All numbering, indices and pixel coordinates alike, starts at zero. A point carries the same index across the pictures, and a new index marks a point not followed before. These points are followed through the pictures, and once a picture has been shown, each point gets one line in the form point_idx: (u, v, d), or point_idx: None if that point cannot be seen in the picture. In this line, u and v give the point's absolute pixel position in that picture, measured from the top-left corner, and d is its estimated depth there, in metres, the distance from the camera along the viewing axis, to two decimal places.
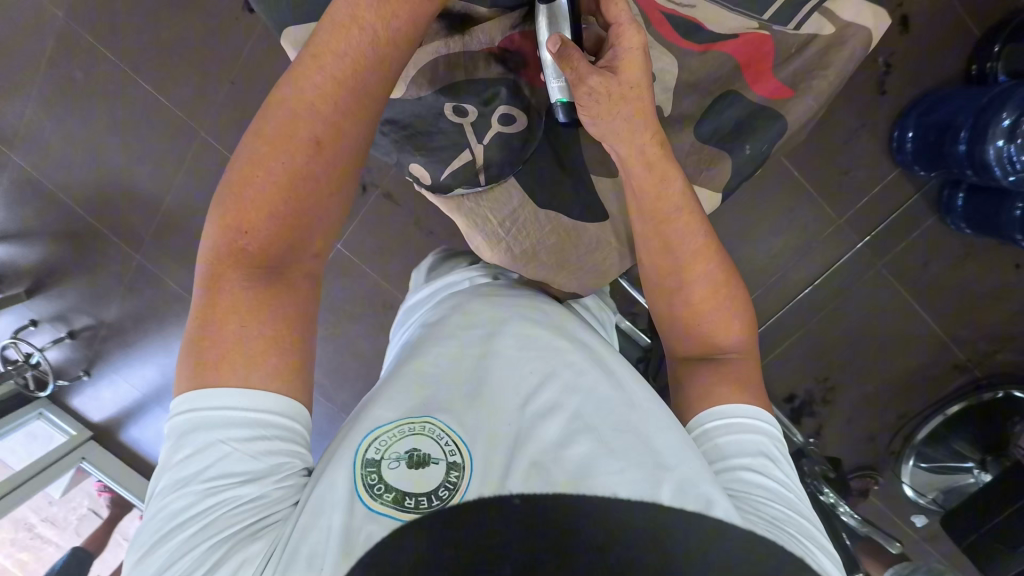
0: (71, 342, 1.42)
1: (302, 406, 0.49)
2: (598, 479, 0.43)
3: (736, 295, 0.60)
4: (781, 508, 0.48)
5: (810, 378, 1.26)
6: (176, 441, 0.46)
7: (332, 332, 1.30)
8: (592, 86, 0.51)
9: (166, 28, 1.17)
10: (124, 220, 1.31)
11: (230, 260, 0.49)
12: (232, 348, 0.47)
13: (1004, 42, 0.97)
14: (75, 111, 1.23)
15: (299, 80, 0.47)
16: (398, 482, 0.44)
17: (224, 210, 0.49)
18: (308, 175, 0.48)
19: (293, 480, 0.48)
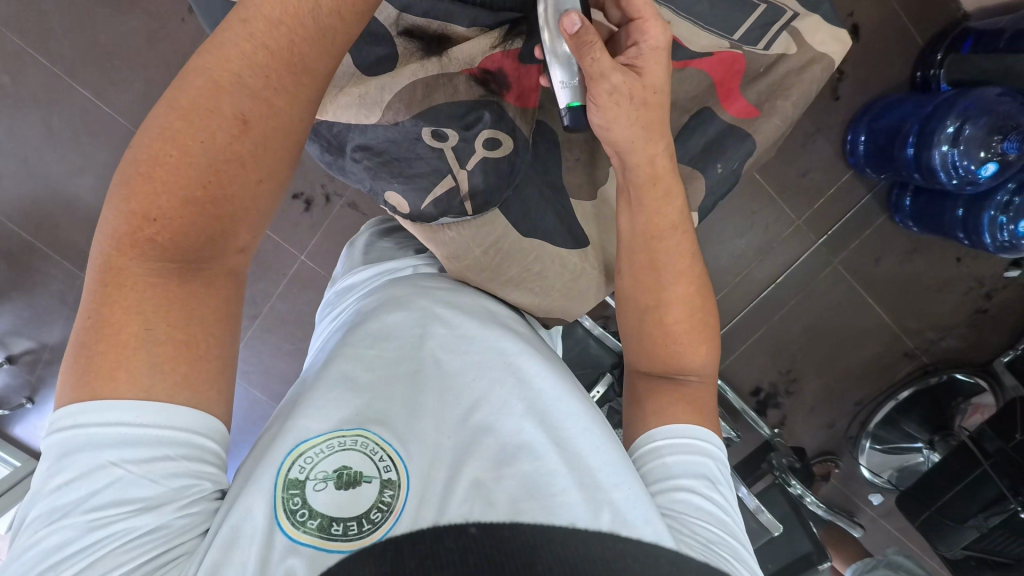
0: (10, 368, 1.30)
1: (215, 417, 0.40)
2: (538, 504, 0.40)
3: (707, 324, 0.61)
4: (714, 531, 0.48)
5: (774, 372, 1.30)
6: (50, 461, 0.37)
7: (301, 347, 1.25)
8: (614, 83, 0.51)
9: (102, 30, 1.09)
10: (66, 235, 1.22)
11: (129, 253, 0.39)
12: (132, 354, 0.38)
13: (945, 51, 1.05)
14: (3, 119, 1.13)
15: (221, 47, 0.37)
16: (327, 506, 0.39)
17: (122, 190, 0.39)
18: (234, 157, 0.38)
19: (201, 506, 0.40)
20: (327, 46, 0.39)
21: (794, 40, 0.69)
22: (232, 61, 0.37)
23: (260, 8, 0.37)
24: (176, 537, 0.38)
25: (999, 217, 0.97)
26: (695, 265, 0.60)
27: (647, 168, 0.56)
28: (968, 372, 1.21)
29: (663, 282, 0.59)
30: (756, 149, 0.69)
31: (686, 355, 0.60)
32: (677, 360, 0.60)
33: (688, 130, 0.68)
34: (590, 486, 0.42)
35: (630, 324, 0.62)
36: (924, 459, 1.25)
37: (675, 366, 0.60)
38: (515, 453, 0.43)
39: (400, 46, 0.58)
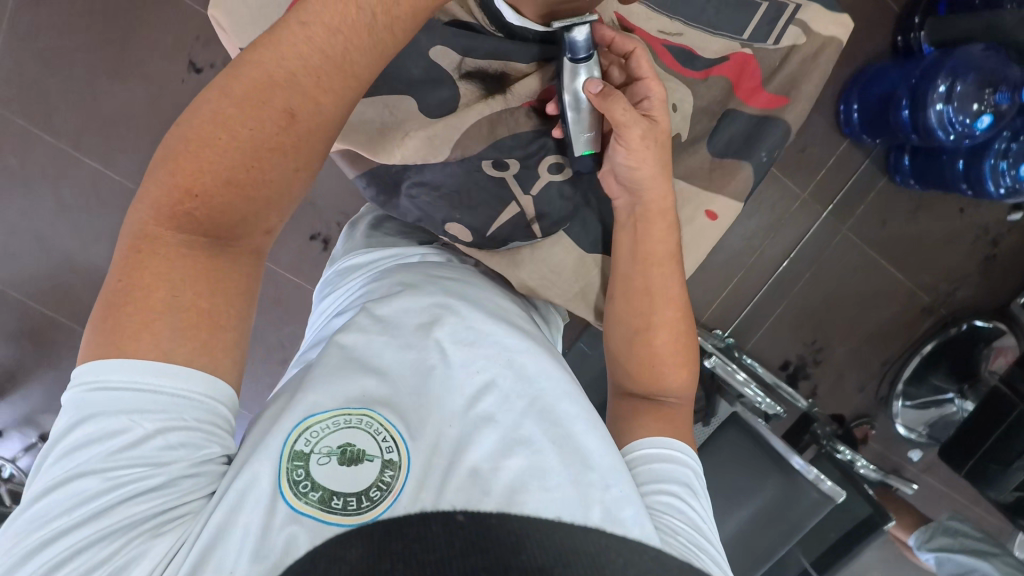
0: None
1: (230, 384, 0.41)
2: (529, 495, 0.41)
3: (690, 354, 0.63)
4: (692, 535, 0.48)
5: (800, 343, 1.26)
6: (77, 417, 0.37)
7: None
8: (642, 130, 0.57)
9: None
10: None
11: (162, 221, 0.39)
12: (157, 317, 0.38)
13: (923, 15, 1.06)
14: None
15: (277, 44, 0.38)
16: (329, 480, 0.40)
17: (166, 160, 0.39)
18: (275, 147, 0.39)
19: (211, 467, 0.41)
20: (379, 53, 0.40)
21: (802, 30, 0.70)
22: (291, 60, 0.38)
23: (319, 11, 0.38)
24: (183, 495, 0.39)
25: (1000, 163, 1.03)
26: (682, 293, 0.63)
27: (660, 203, 0.61)
28: (988, 318, 1.18)
29: (653, 308, 0.62)
30: (790, 130, 0.71)
31: (668, 375, 0.61)
32: (661, 380, 0.61)
33: (720, 129, 0.70)
34: (585, 480, 0.43)
35: (619, 333, 0.63)
36: (956, 408, 1.23)
37: (656, 387, 0.61)
38: (512, 444, 0.44)
39: (461, 87, 0.61)
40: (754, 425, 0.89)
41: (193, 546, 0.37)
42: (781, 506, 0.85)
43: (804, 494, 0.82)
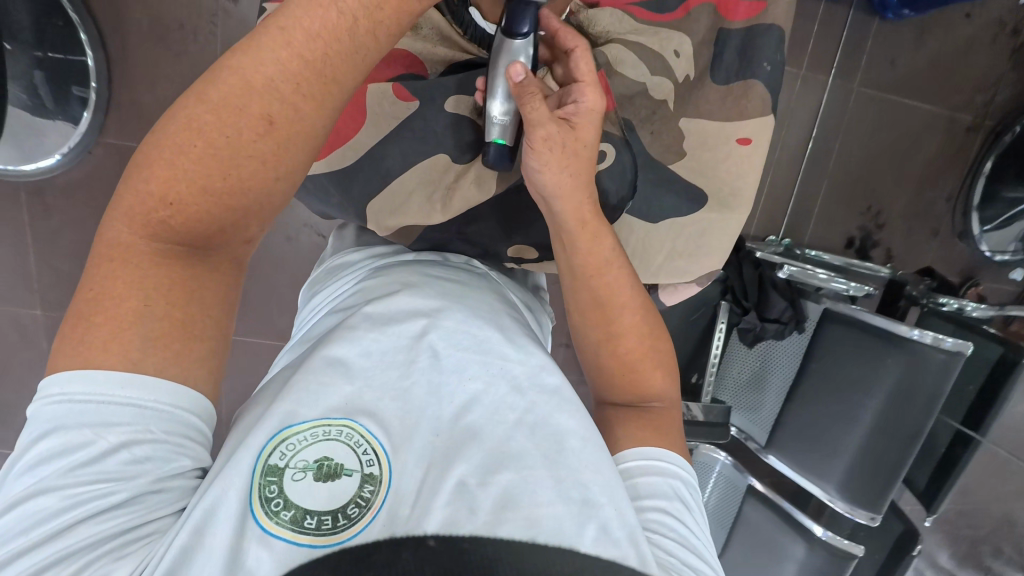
0: None
1: (202, 393, 0.40)
2: (520, 510, 0.42)
3: (661, 351, 0.65)
4: (688, 553, 0.49)
5: (858, 216, 1.43)
6: (38, 429, 0.36)
7: None
8: (547, 132, 0.55)
9: None
10: None
11: (138, 231, 0.38)
12: (126, 330, 0.37)
13: None
14: None
15: (254, 49, 0.37)
16: (302, 499, 0.40)
17: (139, 169, 0.38)
18: (253, 152, 0.38)
19: (180, 481, 0.40)
20: (356, 64, 0.39)
21: None
22: (266, 63, 0.37)
23: (298, 16, 0.37)
24: (150, 511, 0.38)
25: None
26: (636, 294, 0.64)
27: (573, 214, 0.61)
28: None
29: (611, 314, 0.64)
30: (784, 28, 0.72)
31: (650, 381, 0.63)
32: (642, 386, 0.63)
33: (719, 55, 0.74)
34: (574, 500, 0.44)
35: (586, 331, 0.65)
36: None
37: (636, 394, 0.63)
38: (502, 460, 0.45)
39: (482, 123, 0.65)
40: (846, 315, 1.06)
41: (161, 563, 0.36)
42: (908, 382, 0.96)
43: (930, 361, 0.94)
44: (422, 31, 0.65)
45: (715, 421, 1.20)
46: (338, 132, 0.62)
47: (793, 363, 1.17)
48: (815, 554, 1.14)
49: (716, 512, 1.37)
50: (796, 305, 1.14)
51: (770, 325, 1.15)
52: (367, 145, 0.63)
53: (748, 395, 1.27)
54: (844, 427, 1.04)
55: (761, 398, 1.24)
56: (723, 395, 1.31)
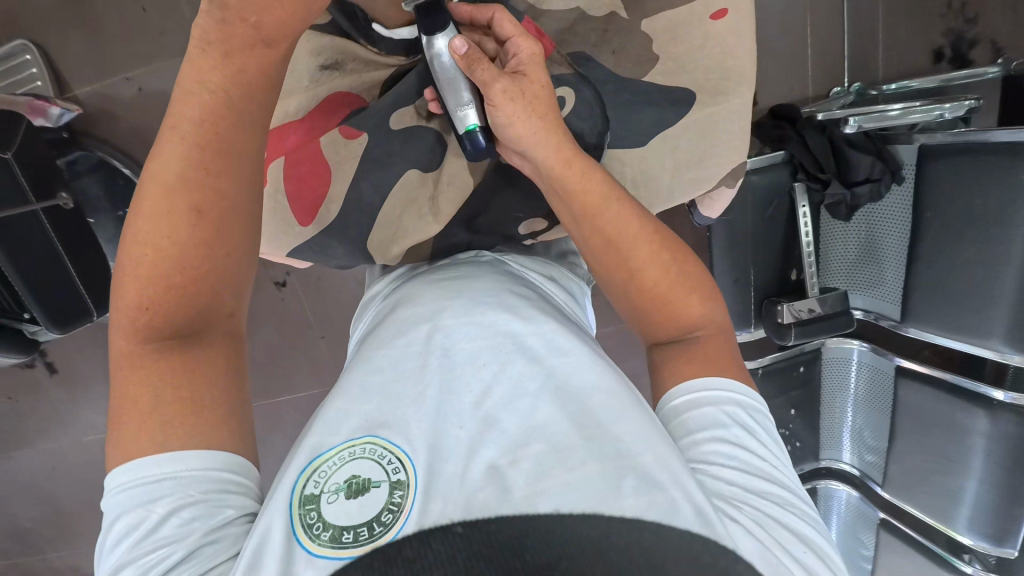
0: None
1: (227, 451, 0.45)
2: (554, 477, 0.42)
3: (693, 275, 0.61)
4: (747, 477, 0.50)
5: (937, 20, 1.19)
6: (112, 516, 0.43)
7: None
8: (504, 85, 0.54)
9: None
10: None
11: (133, 340, 0.46)
12: (147, 421, 0.44)
13: None
14: None
15: (157, 156, 0.46)
16: (336, 517, 0.42)
17: (119, 290, 0.47)
18: (195, 241, 0.46)
19: (232, 529, 0.44)
20: (239, 119, 0.46)
21: None
22: (175, 163, 0.45)
23: (183, 114, 0.45)
24: (207, 563, 0.42)
25: None
26: (646, 223, 0.60)
27: (558, 158, 0.57)
28: None
29: (626, 253, 0.59)
30: None
31: (690, 310, 0.60)
32: (677, 317, 0.60)
33: None
34: (609, 451, 0.45)
35: (607, 279, 0.62)
36: None
37: (677, 327, 0.60)
38: (528, 435, 0.46)
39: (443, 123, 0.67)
40: (951, 142, 0.88)
41: None
42: None
43: None
44: (349, 67, 0.69)
45: (833, 311, 1.07)
46: (314, 190, 0.67)
47: (903, 217, 0.99)
48: (1002, 423, 0.94)
49: (865, 399, 1.18)
50: (885, 156, 0.98)
51: (861, 189, 0.98)
52: (341, 195, 0.67)
53: (862, 271, 1.08)
54: (994, 271, 0.87)
55: (879, 270, 1.05)
56: (833, 281, 1.13)
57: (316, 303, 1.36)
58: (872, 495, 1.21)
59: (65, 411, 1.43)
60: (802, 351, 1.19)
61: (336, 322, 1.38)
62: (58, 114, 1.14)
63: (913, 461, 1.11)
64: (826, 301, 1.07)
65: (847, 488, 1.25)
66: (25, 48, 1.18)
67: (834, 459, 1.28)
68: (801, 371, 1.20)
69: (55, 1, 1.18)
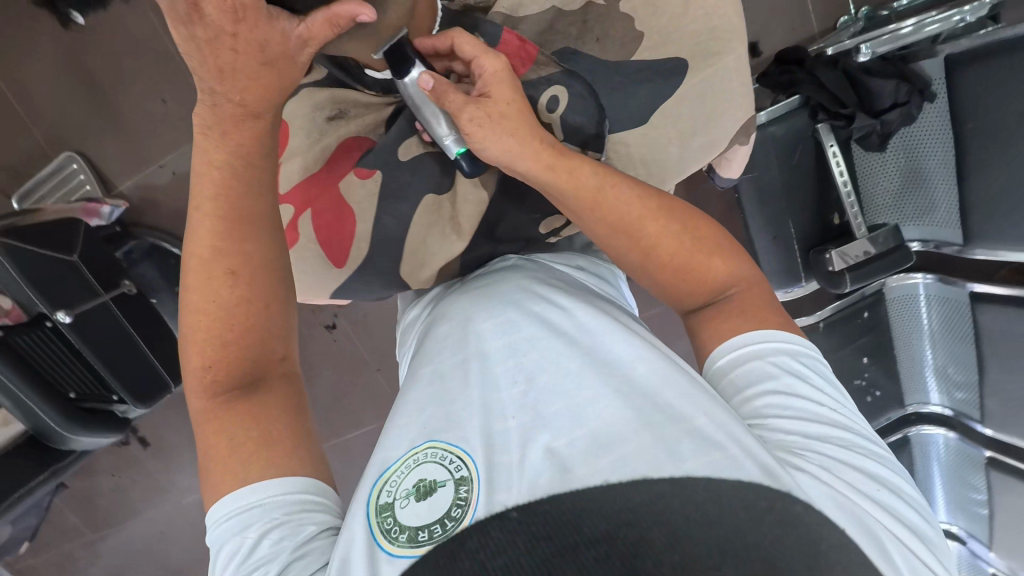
0: None
1: (302, 476, 0.50)
2: (611, 452, 0.44)
3: (711, 238, 0.62)
4: (810, 423, 0.50)
5: None
6: (217, 550, 0.48)
7: None
8: (471, 114, 0.58)
9: None
10: None
11: (204, 397, 0.53)
12: (227, 462, 0.49)
13: None
14: None
15: (193, 236, 0.54)
16: (411, 520, 0.44)
17: (187, 356, 0.54)
18: (240, 301, 0.54)
19: (318, 543, 0.47)
20: (247, 184, 0.54)
21: None
22: (207, 239, 0.54)
23: (201, 193, 0.53)
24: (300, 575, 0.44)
25: None
26: (647, 201, 0.61)
27: (540, 166, 0.59)
28: None
29: (635, 235, 0.60)
30: None
31: (714, 272, 0.60)
32: (705, 283, 0.60)
33: None
34: (659, 421, 0.46)
35: (623, 259, 0.63)
36: None
37: (707, 293, 0.61)
38: (579, 413, 0.47)
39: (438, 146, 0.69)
40: (980, 46, 0.83)
41: None
42: None
43: None
44: (350, 113, 0.72)
45: (886, 250, 1.01)
46: (343, 233, 0.70)
47: (944, 135, 0.92)
48: None
49: (944, 336, 1.08)
50: (908, 76, 0.93)
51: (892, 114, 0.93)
52: (367, 234, 0.71)
53: (908, 201, 1.01)
54: None
55: (929, 194, 0.97)
56: (880, 218, 1.05)
57: (367, 340, 1.42)
58: (973, 434, 1.11)
59: (163, 479, 1.55)
60: (862, 297, 1.14)
61: (389, 354, 1.43)
62: (110, 211, 1.25)
63: (1012, 389, 0.99)
64: (877, 239, 1.01)
65: (942, 431, 1.16)
66: (72, 159, 1.29)
67: (921, 403, 1.20)
68: (866, 317, 1.15)
69: (90, 113, 1.29)
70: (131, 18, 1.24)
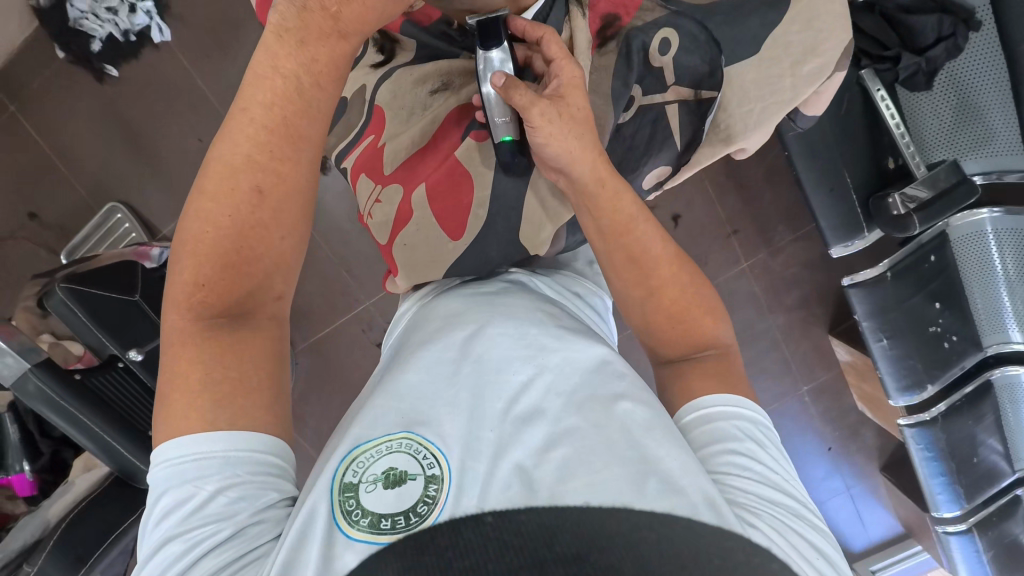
0: None
1: (275, 437, 0.48)
2: (579, 479, 0.42)
3: (706, 301, 0.63)
4: (762, 487, 0.49)
5: None
6: (157, 488, 0.46)
7: None
8: (545, 110, 0.55)
9: None
10: None
11: (185, 316, 0.49)
12: (196, 399, 0.46)
13: None
14: None
15: (224, 137, 0.48)
16: (374, 505, 0.42)
17: (176, 267, 0.49)
18: (255, 223, 0.49)
19: (272, 512, 0.46)
20: (308, 105, 0.49)
21: None
22: (242, 145, 0.48)
23: (254, 97, 0.48)
24: (252, 541, 0.44)
25: None
26: (667, 247, 0.62)
27: (592, 176, 0.58)
28: None
29: (648, 271, 0.61)
30: None
31: (707, 329, 0.62)
32: (694, 333, 0.62)
33: None
34: (633, 460, 0.44)
35: (625, 296, 0.64)
36: None
37: (698, 344, 0.61)
38: (556, 437, 0.46)
39: None
40: None
41: None
42: None
43: None
44: (455, 83, 0.72)
45: (949, 188, 0.99)
46: (460, 201, 0.69)
47: (996, 63, 0.94)
48: None
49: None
50: (951, 9, 0.92)
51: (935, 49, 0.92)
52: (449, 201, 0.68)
53: (965, 132, 0.99)
54: None
55: (984, 123, 0.98)
56: (936, 154, 1.02)
57: None
58: None
59: None
60: (923, 242, 1.11)
61: None
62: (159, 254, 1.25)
63: None
64: (938, 175, 0.99)
65: None
66: (115, 210, 1.31)
67: (1002, 343, 1.14)
68: (933, 261, 1.11)
69: (130, 162, 1.32)
70: (164, 64, 1.27)
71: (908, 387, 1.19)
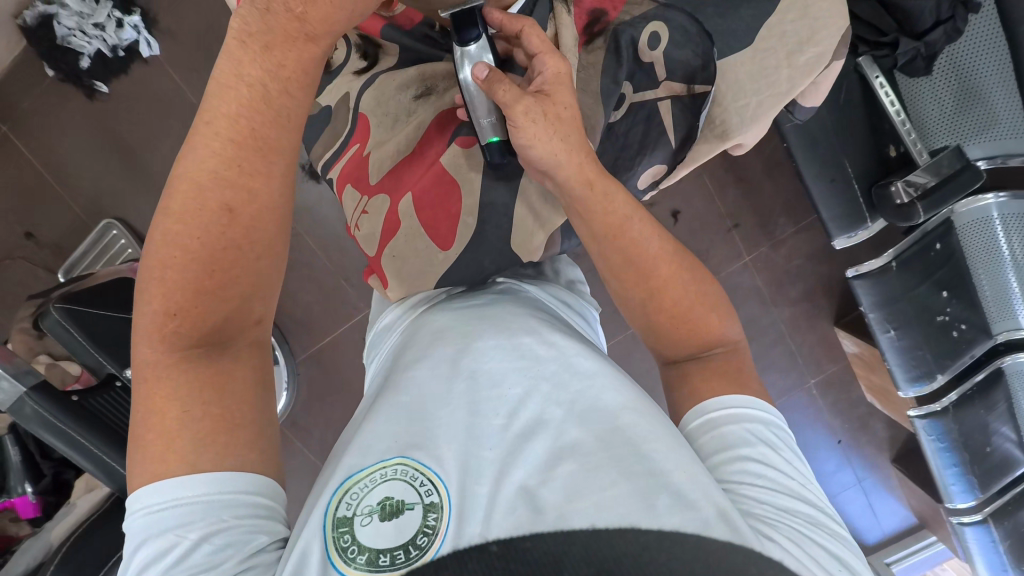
0: None
1: (259, 476, 0.47)
2: (585, 499, 0.41)
3: (712, 296, 0.61)
4: (777, 495, 0.48)
5: None
6: (137, 540, 0.44)
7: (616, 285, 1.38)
8: (527, 106, 0.54)
9: None
10: None
11: (159, 346, 0.47)
12: (174, 439, 0.45)
13: None
14: None
15: (189, 154, 0.47)
16: (371, 540, 0.41)
17: (144, 297, 0.48)
18: (226, 243, 0.47)
19: (262, 556, 0.45)
20: (276, 113, 0.48)
21: None
22: (209, 160, 0.47)
23: (218, 109, 0.46)
24: None
25: None
26: (666, 244, 0.61)
27: (579, 176, 0.57)
28: None
29: (648, 270, 0.60)
30: None
31: (711, 327, 0.60)
32: (701, 331, 0.60)
33: None
34: (640, 474, 0.43)
35: (627, 299, 0.62)
36: None
37: (704, 343, 0.60)
38: (558, 454, 0.45)
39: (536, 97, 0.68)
40: None
41: None
42: None
43: None
44: (441, 87, 0.71)
45: (951, 173, 0.96)
46: (448, 209, 0.68)
47: (995, 43, 0.92)
48: None
49: None
50: None
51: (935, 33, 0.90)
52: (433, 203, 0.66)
53: (965, 118, 0.97)
54: None
55: (985, 105, 0.96)
56: (938, 141, 1.00)
57: None
58: None
59: None
60: (927, 231, 1.09)
61: None
62: None
63: None
64: (941, 161, 0.97)
65: None
66: (111, 226, 1.30)
67: (1011, 330, 1.12)
68: (938, 250, 1.09)
69: (124, 178, 1.31)
70: (153, 78, 1.26)
71: (918, 377, 1.17)
